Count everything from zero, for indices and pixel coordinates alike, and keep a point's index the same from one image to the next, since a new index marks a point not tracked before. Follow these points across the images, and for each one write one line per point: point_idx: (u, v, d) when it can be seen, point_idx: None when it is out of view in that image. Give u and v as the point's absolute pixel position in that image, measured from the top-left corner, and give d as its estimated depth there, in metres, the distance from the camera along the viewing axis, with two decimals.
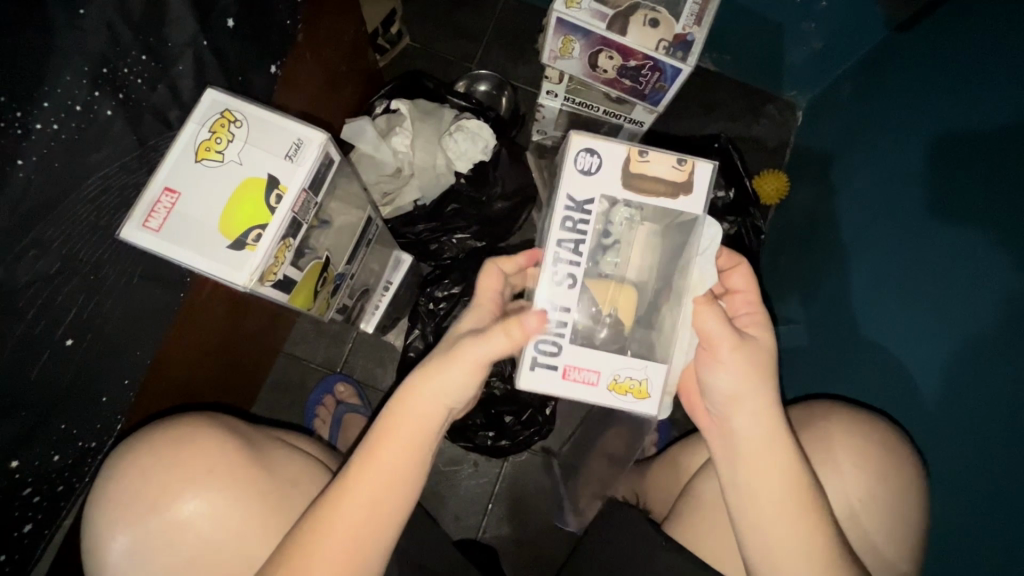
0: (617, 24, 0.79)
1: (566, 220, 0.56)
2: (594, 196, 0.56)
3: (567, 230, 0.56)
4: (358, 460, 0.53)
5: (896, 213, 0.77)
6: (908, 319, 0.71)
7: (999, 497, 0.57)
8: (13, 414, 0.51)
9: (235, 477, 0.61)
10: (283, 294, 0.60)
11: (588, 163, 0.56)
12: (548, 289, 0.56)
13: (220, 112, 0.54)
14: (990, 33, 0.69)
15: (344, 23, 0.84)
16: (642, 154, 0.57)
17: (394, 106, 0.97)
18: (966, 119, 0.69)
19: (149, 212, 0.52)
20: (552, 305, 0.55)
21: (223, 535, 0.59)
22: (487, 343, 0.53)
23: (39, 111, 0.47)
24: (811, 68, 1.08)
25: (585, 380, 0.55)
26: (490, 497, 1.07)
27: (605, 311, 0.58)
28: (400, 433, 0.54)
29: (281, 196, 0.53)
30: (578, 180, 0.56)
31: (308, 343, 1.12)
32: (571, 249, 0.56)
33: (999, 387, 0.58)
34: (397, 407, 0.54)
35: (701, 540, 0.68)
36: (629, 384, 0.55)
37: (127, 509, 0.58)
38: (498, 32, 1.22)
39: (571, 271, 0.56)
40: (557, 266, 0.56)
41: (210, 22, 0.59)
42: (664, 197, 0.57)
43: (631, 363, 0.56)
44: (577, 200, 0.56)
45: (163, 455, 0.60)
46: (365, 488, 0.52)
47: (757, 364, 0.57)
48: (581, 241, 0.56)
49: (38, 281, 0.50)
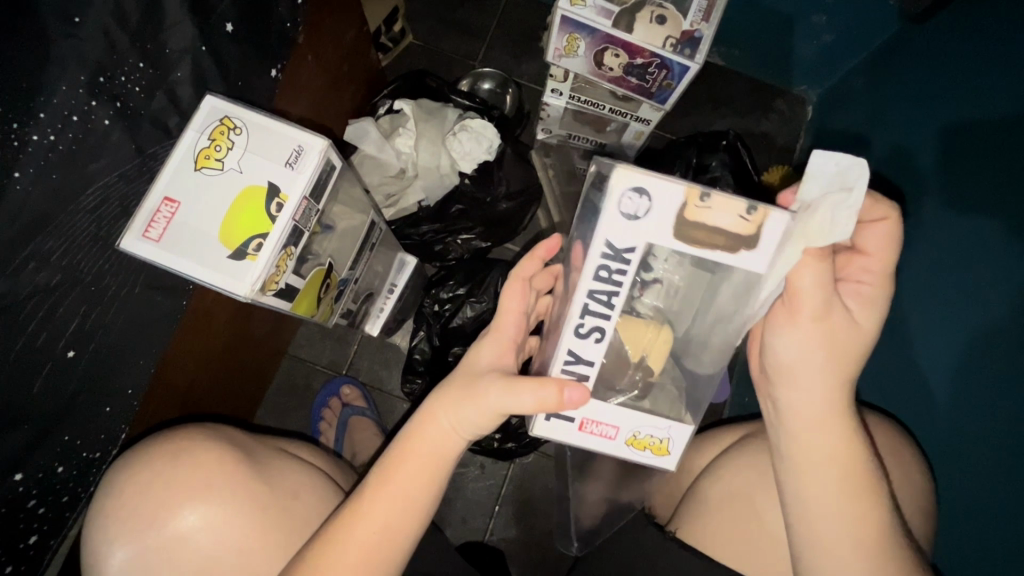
0: (623, 22, 0.78)
1: (601, 269, 0.51)
2: (637, 242, 0.50)
3: (599, 279, 0.51)
4: (368, 486, 0.53)
5: (909, 211, 0.75)
6: (920, 319, 0.69)
7: (1001, 504, 0.56)
8: (16, 426, 0.51)
9: (233, 487, 0.60)
10: (286, 302, 0.60)
11: (634, 205, 0.49)
12: (570, 340, 0.52)
13: (219, 119, 0.54)
14: (1000, 24, 0.67)
15: (345, 23, 0.83)
16: (701, 198, 0.49)
17: (397, 106, 0.96)
18: (978, 114, 0.67)
19: (148, 221, 0.51)
20: (573, 356, 0.53)
21: (226, 546, 0.59)
22: (515, 399, 0.49)
23: (36, 122, 0.46)
24: (821, 61, 1.05)
25: (602, 434, 0.55)
26: (497, 499, 1.07)
27: (635, 359, 0.56)
28: (416, 463, 0.53)
29: (282, 205, 0.53)
30: (626, 224, 0.50)
31: (313, 345, 1.12)
32: (602, 301, 0.52)
33: (1001, 387, 0.57)
34: (419, 439, 0.53)
35: (708, 543, 0.66)
36: (649, 441, 0.56)
37: (126, 524, 0.58)
38: (503, 29, 1.20)
39: (599, 324, 0.52)
40: (582, 317, 0.52)
41: (209, 27, 0.58)
42: (719, 250, 0.51)
43: (655, 423, 0.55)
44: (616, 247, 0.50)
45: (167, 470, 0.59)
46: (373, 511, 0.52)
47: (848, 350, 0.53)
48: (612, 293, 0.51)
49: (38, 295, 0.49)
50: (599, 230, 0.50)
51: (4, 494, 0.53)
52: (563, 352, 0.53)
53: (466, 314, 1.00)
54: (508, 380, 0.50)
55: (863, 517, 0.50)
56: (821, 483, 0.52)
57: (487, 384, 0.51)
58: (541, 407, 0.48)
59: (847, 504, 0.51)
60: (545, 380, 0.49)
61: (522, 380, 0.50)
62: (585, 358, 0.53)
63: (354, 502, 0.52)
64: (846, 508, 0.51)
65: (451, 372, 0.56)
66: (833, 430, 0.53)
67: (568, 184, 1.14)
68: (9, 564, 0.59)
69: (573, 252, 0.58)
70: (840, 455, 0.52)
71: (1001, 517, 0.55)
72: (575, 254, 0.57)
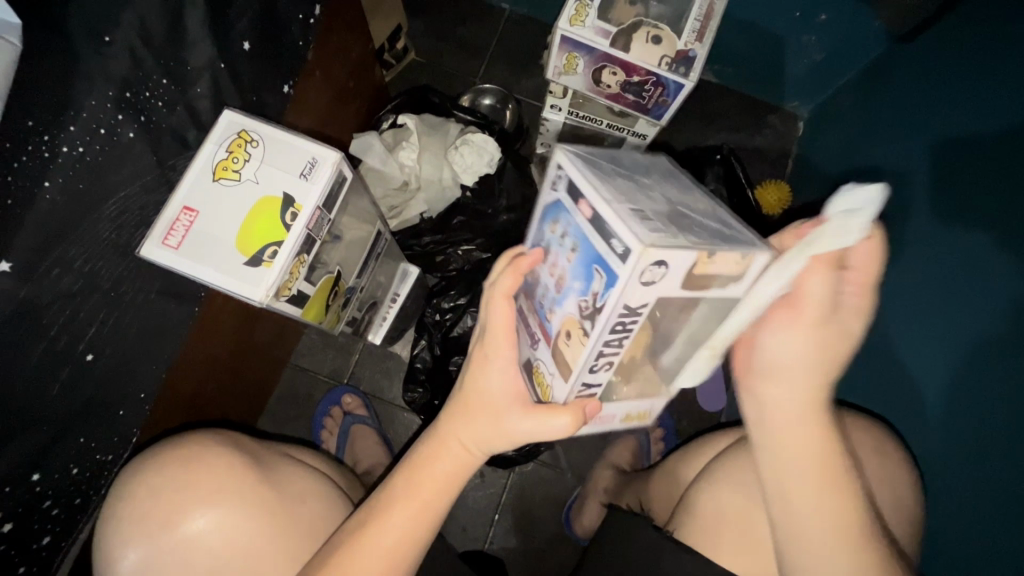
0: (620, 42, 0.81)
1: (615, 326, 0.46)
2: (649, 301, 0.45)
3: (614, 333, 0.47)
4: (393, 496, 0.55)
5: (905, 219, 0.77)
6: (917, 326, 0.71)
7: (995, 506, 0.57)
8: (34, 427, 0.52)
9: (244, 489, 0.62)
10: (297, 308, 0.62)
11: (652, 275, 0.42)
12: (584, 376, 0.51)
13: (236, 133, 0.56)
14: (988, 42, 0.70)
15: (352, 41, 0.86)
16: (710, 256, 0.44)
17: (400, 120, 0.99)
18: (972, 126, 0.69)
19: (168, 229, 0.53)
20: (586, 384, 0.53)
21: (236, 547, 0.60)
22: (547, 424, 0.52)
23: (66, 134, 0.48)
24: (811, 79, 1.09)
25: (604, 421, 0.60)
26: (497, 508, 1.07)
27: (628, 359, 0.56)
28: (439, 470, 0.55)
29: (296, 214, 0.55)
30: (649, 293, 0.44)
31: (315, 355, 1.13)
32: (613, 347, 0.49)
33: (997, 393, 0.58)
34: (444, 446, 0.55)
35: (706, 544, 0.68)
36: (634, 415, 0.62)
37: (139, 525, 0.59)
38: (503, 47, 1.24)
39: (609, 360, 0.51)
40: (596, 360, 0.50)
41: (228, 45, 0.61)
42: (715, 290, 0.48)
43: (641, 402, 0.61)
44: (631, 308, 0.44)
45: (175, 475, 0.61)
46: (391, 525, 0.53)
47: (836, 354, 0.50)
48: (626, 337, 0.48)
49: (59, 300, 0.51)
50: (618, 300, 0.43)
51: (20, 495, 0.54)
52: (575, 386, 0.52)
53: (466, 324, 1.02)
54: (531, 407, 0.53)
55: (813, 457, 0.50)
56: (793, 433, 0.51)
57: (511, 409, 0.53)
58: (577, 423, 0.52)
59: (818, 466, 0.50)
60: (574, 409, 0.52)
61: (546, 408, 0.52)
62: (592, 381, 0.53)
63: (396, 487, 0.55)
64: (809, 448, 0.51)
65: (460, 390, 0.56)
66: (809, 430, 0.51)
67: None
68: (20, 565, 0.60)
69: (566, 278, 0.49)
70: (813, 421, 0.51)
71: (990, 510, 0.57)
72: (570, 283, 0.48)
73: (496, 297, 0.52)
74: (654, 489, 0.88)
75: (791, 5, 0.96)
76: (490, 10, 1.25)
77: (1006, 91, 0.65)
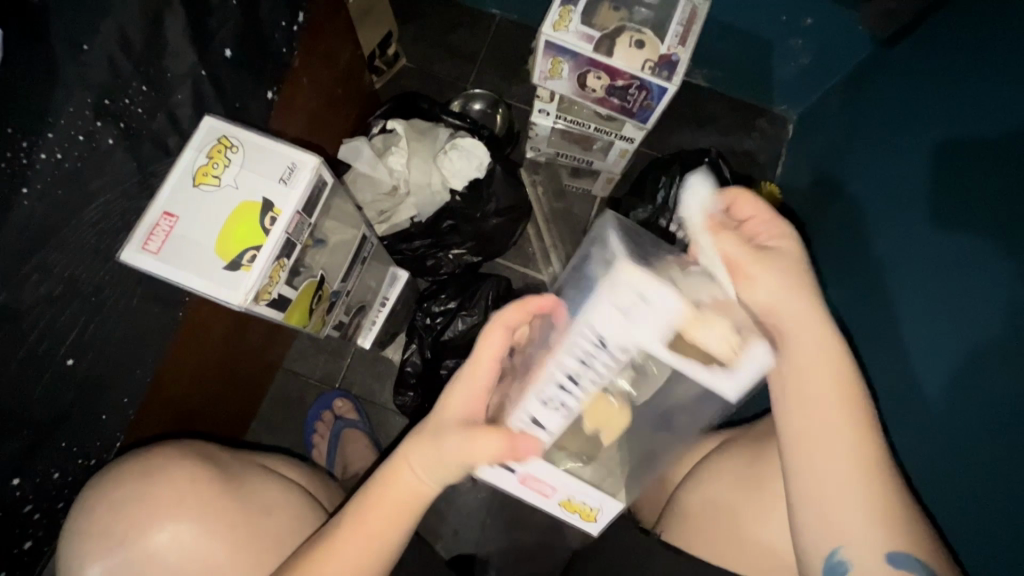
0: (604, 46, 0.83)
1: (577, 348, 0.45)
2: (629, 342, 0.44)
3: (575, 357, 0.45)
4: (347, 522, 0.54)
5: (902, 221, 0.76)
6: (912, 328, 0.70)
7: (978, 512, 0.57)
8: (16, 432, 0.53)
9: (208, 501, 0.62)
10: (278, 311, 0.62)
11: (632, 304, 0.44)
12: (534, 407, 0.47)
13: (217, 138, 0.57)
14: (978, 43, 0.70)
15: (338, 48, 0.87)
16: (698, 317, 0.45)
17: (390, 126, 1.00)
18: (973, 130, 0.67)
19: (147, 235, 0.54)
20: (534, 422, 0.48)
21: (198, 561, 0.61)
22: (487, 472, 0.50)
23: (44, 141, 0.49)
24: (799, 83, 1.10)
25: (540, 490, 0.56)
26: (489, 512, 1.07)
27: (590, 431, 0.51)
28: (391, 502, 0.54)
29: (275, 219, 0.55)
30: (619, 316, 0.44)
31: (306, 359, 1.14)
32: (574, 379, 0.46)
33: (988, 397, 0.57)
34: (401, 476, 0.54)
35: (696, 544, 0.68)
36: (580, 507, 0.58)
37: (102, 539, 0.60)
38: (493, 52, 1.25)
39: (567, 399, 0.47)
40: (554, 389, 0.47)
41: (208, 52, 0.62)
42: (706, 372, 0.46)
43: (588, 493, 0.55)
44: (604, 336, 0.44)
45: (138, 488, 0.61)
46: (347, 549, 0.53)
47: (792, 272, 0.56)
48: (592, 376, 0.46)
49: (40, 305, 0.51)
50: (588, 319, 0.44)
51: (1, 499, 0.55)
52: (517, 409, 0.48)
53: (458, 327, 1.02)
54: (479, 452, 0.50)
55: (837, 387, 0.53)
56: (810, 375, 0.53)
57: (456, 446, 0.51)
58: (505, 453, 0.48)
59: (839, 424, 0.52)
60: (500, 437, 0.48)
61: (484, 428, 0.50)
62: (545, 425, 0.48)
63: (356, 512, 0.54)
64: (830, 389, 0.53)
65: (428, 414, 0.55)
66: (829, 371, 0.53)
67: (557, 201, 1.20)
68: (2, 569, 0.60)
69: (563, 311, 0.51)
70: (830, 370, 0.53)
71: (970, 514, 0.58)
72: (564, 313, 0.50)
73: (494, 324, 0.54)
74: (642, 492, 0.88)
75: (776, 10, 0.97)
76: (480, 16, 1.26)
77: (992, 94, 0.66)
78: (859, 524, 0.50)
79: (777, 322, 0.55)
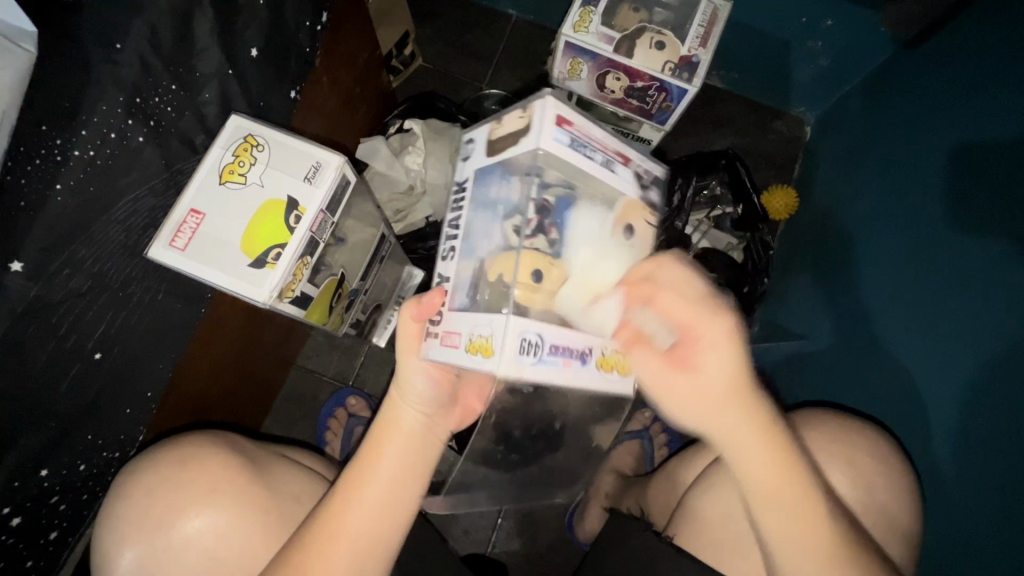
0: (624, 47, 0.82)
1: (452, 205, 0.60)
2: (467, 176, 0.58)
3: (452, 213, 0.59)
4: (354, 471, 0.61)
5: (916, 221, 0.75)
6: (922, 323, 0.70)
7: (1005, 517, 0.56)
8: (45, 422, 0.54)
9: (237, 490, 0.64)
10: (300, 310, 0.63)
11: (467, 151, 0.60)
12: (441, 265, 0.58)
13: (243, 137, 0.58)
14: (1000, 46, 0.69)
15: (358, 47, 0.88)
16: (500, 121, 0.57)
17: (407, 125, 0.99)
18: (991, 130, 0.67)
19: (174, 231, 0.55)
20: (444, 276, 0.58)
21: (229, 548, 0.63)
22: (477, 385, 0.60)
23: (77, 138, 0.49)
24: (818, 84, 1.09)
25: (451, 343, 0.54)
26: (499, 513, 1.06)
27: (492, 278, 0.54)
28: (392, 445, 0.62)
29: (300, 216, 0.56)
30: (489, 180, 0.56)
31: (320, 357, 1.14)
32: (453, 224, 0.59)
33: (1013, 400, 0.57)
34: (397, 418, 0.63)
35: (705, 550, 0.68)
36: (478, 343, 0.51)
37: (135, 524, 0.61)
38: (509, 53, 1.25)
39: (452, 242, 0.58)
40: (445, 243, 0.59)
41: (235, 51, 0.62)
42: (512, 149, 0.54)
43: (481, 319, 0.52)
44: (457, 184, 0.60)
45: (169, 476, 0.62)
46: (366, 498, 0.60)
47: (722, 384, 0.52)
48: (458, 213, 0.58)
49: (70, 299, 0.52)
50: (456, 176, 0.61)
51: (29, 488, 0.56)
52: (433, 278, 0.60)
53: None
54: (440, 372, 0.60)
55: (781, 490, 0.53)
56: (753, 467, 0.53)
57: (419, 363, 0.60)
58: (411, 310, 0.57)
59: (795, 492, 0.52)
60: (407, 303, 0.58)
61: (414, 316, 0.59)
62: (444, 275, 0.58)
63: (366, 459, 0.62)
64: (773, 474, 0.53)
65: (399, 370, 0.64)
66: (776, 470, 0.53)
67: None
68: (29, 559, 0.61)
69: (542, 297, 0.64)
70: (766, 455, 0.53)
71: (998, 520, 0.57)
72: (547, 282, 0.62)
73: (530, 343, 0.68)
74: (653, 494, 0.87)
75: (795, 12, 0.95)
76: (498, 17, 1.26)
77: (1014, 96, 0.65)
78: (808, 554, 0.52)
79: (679, 379, 0.52)
